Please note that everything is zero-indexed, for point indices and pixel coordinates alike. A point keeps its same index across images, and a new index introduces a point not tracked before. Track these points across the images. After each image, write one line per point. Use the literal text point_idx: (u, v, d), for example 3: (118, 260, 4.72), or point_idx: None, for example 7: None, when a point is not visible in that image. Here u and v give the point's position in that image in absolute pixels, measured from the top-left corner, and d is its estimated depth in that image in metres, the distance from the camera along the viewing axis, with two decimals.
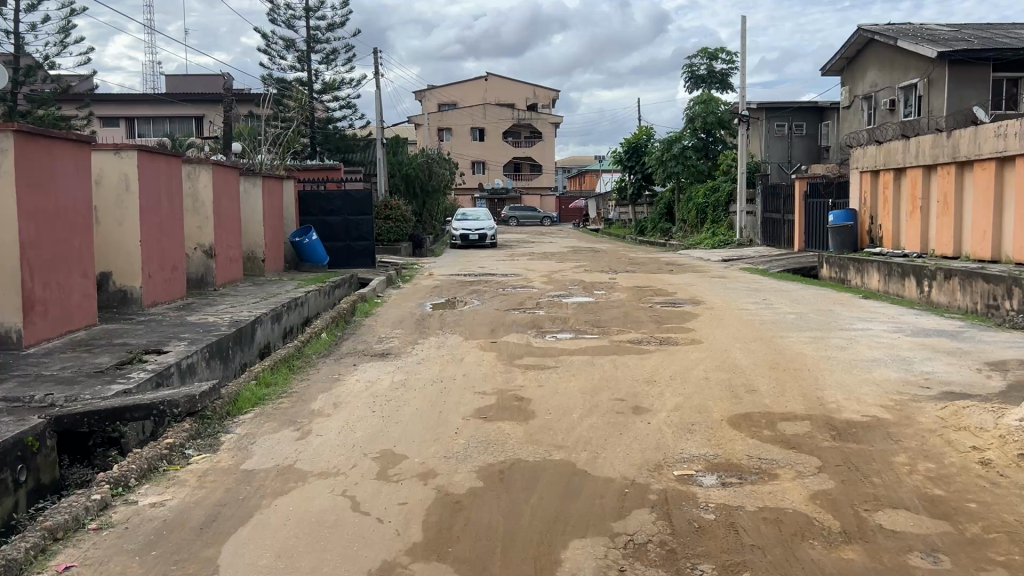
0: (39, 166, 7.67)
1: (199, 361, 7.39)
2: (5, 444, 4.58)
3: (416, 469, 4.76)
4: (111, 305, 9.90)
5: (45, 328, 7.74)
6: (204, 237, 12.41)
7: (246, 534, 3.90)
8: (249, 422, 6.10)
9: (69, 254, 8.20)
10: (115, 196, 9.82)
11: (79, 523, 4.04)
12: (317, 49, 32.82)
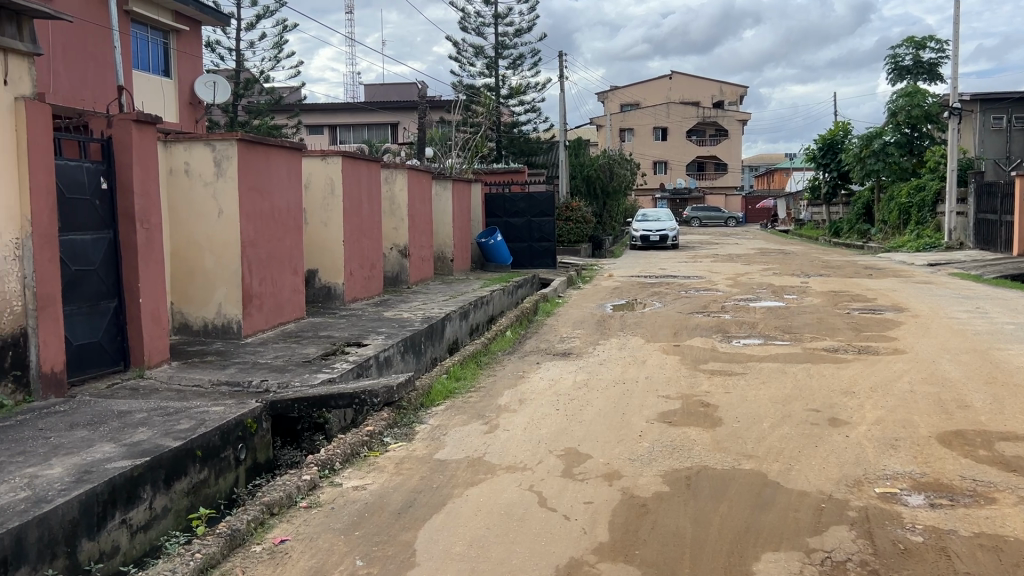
0: (258, 171, 8.36)
1: (395, 354, 7.80)
2: (228, 424, 5.13)
3: (602, 469, 4.78)
4: (317, 300, 10.67)
5: (261, 320, 8.45)
6: (399, 237, 13.09)
7: (441, 521, 4.08)
8: (441, 414, 6.36)
9: (282, 253, 8.92)
10: (322, 199, 10.55)
11: (292, 500, 4.39)
12: (504, 55, 33.66)
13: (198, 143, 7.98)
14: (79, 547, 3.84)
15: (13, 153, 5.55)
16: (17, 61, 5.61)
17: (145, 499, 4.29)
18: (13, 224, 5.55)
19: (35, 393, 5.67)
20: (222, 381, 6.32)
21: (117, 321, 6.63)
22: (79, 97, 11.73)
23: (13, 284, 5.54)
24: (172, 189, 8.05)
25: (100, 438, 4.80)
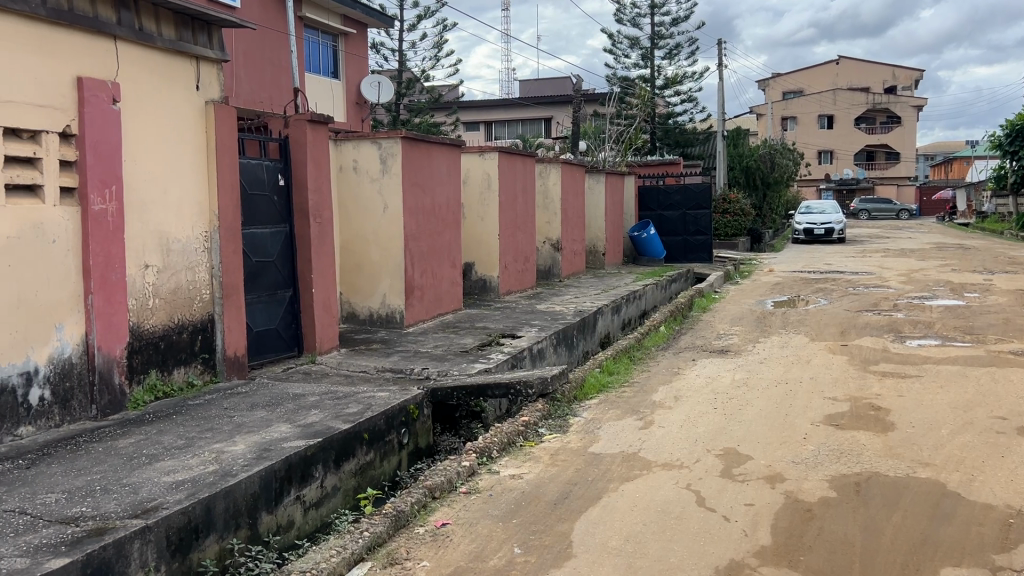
0: (421, 167, 8.65)
1: (548, 346, 7.88)
2: (392, 410, 5.36)
3: (763, 470, 4.63)
4: (473, 292, 10.94)
5: (421, 310, 8.76)
6: (553, 231, 13.19)
7: (597, 514, 4.09)
8: (596, 408, 6.36)
9: (442, 246, 9.20)
10: (479, 193, 10.79)
11: (452, 485, 4.53)
12: (660, 45, 33.13)
13: (365, 141, 8.36)
14: (259, 520, 4.14)
15: (204, 153, 6.03)
16: (208, 67, 6.08)
17: (317, 478, 4.57)
18: (203, 218, 6.03)
19: (220, 373, 6.16)
20: (385, 368, 6.61)
21: (292, 309, 7.08)
22: (258, 99, 12.53)
23: (203, 274, 6.02)
24: (341, 186, 8.49)
25: (278, 419, 5.13)
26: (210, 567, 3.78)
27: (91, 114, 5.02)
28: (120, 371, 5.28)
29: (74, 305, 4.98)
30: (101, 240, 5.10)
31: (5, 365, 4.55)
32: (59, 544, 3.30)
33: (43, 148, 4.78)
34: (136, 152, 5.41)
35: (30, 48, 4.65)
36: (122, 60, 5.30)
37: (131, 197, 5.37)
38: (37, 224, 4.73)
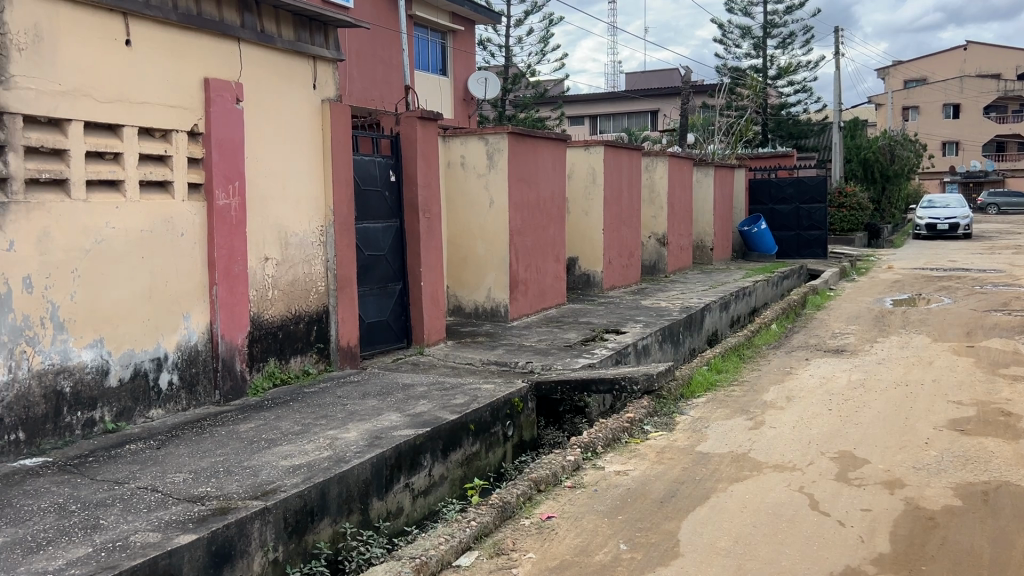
0: (526, 162, 8.70)
1: (654, 342, 7.79)
2: (498, 402, 5.42)
3: (881, 475, 4.44)
4: (576, 287, 10.93)
5: (526, 304, 8.81)
6: (659, 226, 13.03)
7: (705, 514, 4.01)
8: (703, 406, 6.25)
9: (547, 240, 9.23)
10: (584, 188, 10.75)
11: (557, 478, 4.54)
12: (773, 34, 32.13)
13: (472, 137, 8.48)
14: (370, 505, 4.27)
15: (319, 150, 6.24)
16: (324, 67, 6.28)
17: (426, 467, 4.68)
18: (319, 213, 6.25)
19: (334, 363, 6.38)
20: (491, 361, 6.69)
21: (401, 302, 7.26)
22: (369, 98, 12.84)
23: (318, 267, 6.24)
24: (449, 181, 8.62)
25: (388, 408, 5.27)
26: (324, 550, 3.92)
27: (217, 113, 5.27)
28: (242, 359, 5.53)
29: (200, 295, 5.25)
30: (225, 234, 5.35)
31: (139, 351, 4.85)
32: (187, 521, 3.49)
33: (173, 147, 5.06)
34: (257, 149, 5.65)
35: (163, 52, 4.92)
36: (245, 61, 5.54)
37: (252, 193, 5.62)
38: (168, 218, 5.02)
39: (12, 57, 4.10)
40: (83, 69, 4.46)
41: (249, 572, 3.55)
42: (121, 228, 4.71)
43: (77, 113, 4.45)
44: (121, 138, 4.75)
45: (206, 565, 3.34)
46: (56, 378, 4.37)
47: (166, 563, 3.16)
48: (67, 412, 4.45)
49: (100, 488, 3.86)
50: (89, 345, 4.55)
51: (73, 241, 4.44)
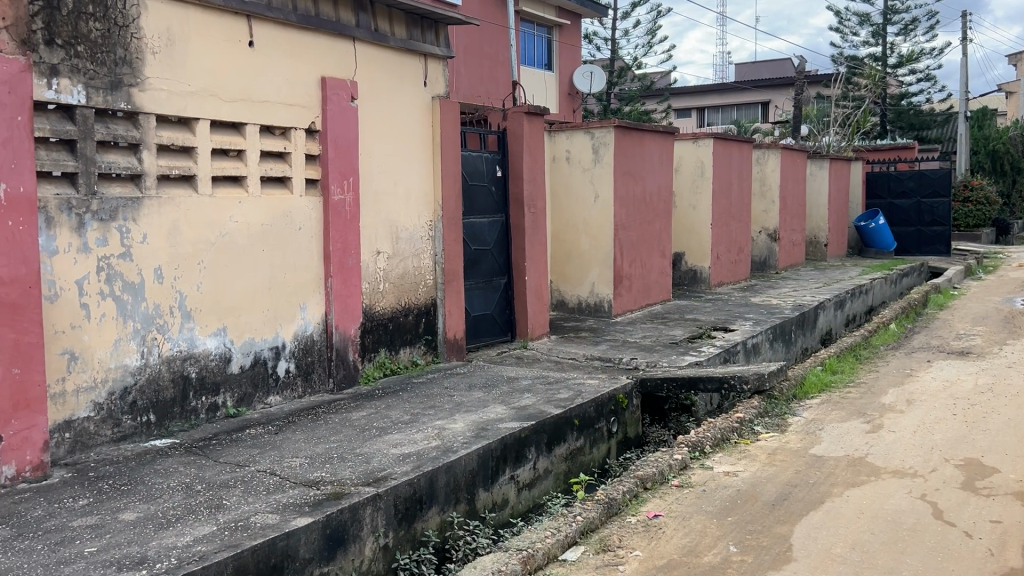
0: (633, 156, 8.61)
1: (764, 341, 7.59)
2: (603, 398, 5.40)
3: (1012, 486, 4.19)
4: (683, 283, 10.77)
5: (631, 300, 8.73)
6: (769, 221, 12.68)
7: (819, 519, 3.89)
8: (817, 407, 6.05)
9: (653, 235, 9.12)
10: (692, 182, 10.56)
11: (664, 477, 4.49)
12: (894, 21, 30.67)
13: (578, 131, 8.46)
14: (476, 496, 4.34)
15: (429, 145, 6.35)
16: (434, 64, 6.39)
17: (530, 460, 4.71)
18: (428, 208, 6.36)
19: (441, 355, 6.50)
20: (596, 356, 6.67)
21: (507, 295, 7.31)
22: (476, 94, 12.98)
23: (427, 261, 6.36)
24: (554, 176, 8.63)
25: (494, 400, 5.32)
26: (431, 538, 4.01)
27: (332, 111, 5.44)
28: (354, 349, 5.70)
29: (316, 287, 5.43)
30: (340, 228, 5.52)
31: (259, 339, 5.06)
32: (303, 504, 3.63)
33: (292, 144, 5.25)
34: (370, 146, 5.79)
35: (283, 52, 5.12)
36: (360, 59, 5.69)
37: (365, 188, 5.77)
38: (286, 213, 5.21)
39: (147, 60, 4.34)
40: (211, 70, 4.68)
41: (361, 556, 3.66)
42: (243, 222, 4.92)
43: (204, 112, 4.67)
44: (244, 136, 4.97)
45: (321, 547, 3.46)
46: (183, 363, 4.62)
47: (285, 543, 3.29)
48: (193, 397, 4.69)
49: (223, 470, 4.05)
50: (213, 333, 4.78)
51: (200, 234, 4.66)
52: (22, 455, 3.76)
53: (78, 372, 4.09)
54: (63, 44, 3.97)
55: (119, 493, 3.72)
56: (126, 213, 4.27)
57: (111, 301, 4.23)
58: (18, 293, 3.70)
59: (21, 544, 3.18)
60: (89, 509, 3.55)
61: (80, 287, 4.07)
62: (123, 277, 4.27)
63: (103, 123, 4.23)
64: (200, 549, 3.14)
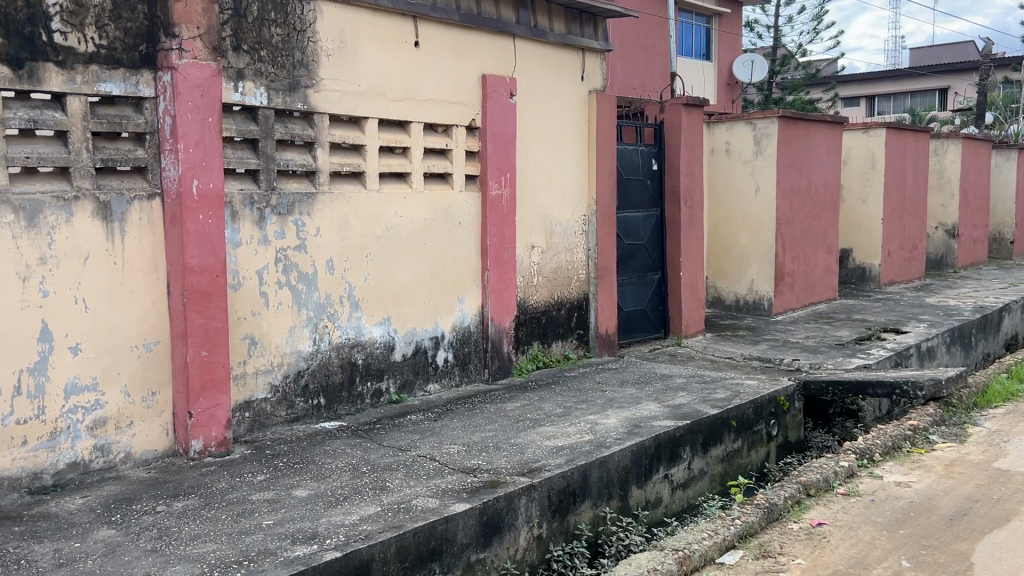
0: (798, 148, 8.26)
1: (940, 344, 7.09)
2: (762, 399, 5.24)
3: None
4: (850, 280, 10.27)
5: (792, 298, 8.39)
6: (948, 216, 11.85)
7: (1004, 538, 3.60)
8: (1002, 418, 5.60)
9: (817, 231, 8.72)
10: (861, 174, 10.01)
11: (829, 484, 4.29)
12: None
13: (739, 122, 8.22)
14: (630, 493, 4.32)
15: (586, 140, 6.36)
16: (593, 58, 6.38)
17: (685, 459, 4.64)
18: (583, 202, 6.37)
19: (593, 349, 6.50)
20: (754, 356, 6.47)
21: (661, 291, 7.21)
22: (633, 87, 12.81)
23: (581, 255, 6.37)
24: (713, 169, 8.42)
25: (647, 397, 5.27)
26: (584, 532, 4.02)
27: (492, 107, 5.54)
28: (509, 341, 5.79)
29: (473, 280, 5.56)
30: (497, 222, 5.62)
31: (420, 330, 5.24)
32: (461, 491, 3.73)
33: (453, 141, 5.40)
34: (527, 141, 5.86)
35: (447, 51, 5.27)
36: (520, 55, 5.77)
37: (522, 182, 5.85)
38: (447, 207, 5.36)
39: (321, 63, 4.57)
40: (379, 70, 4.89)
41: (516, 545, 3.73)
42: (407, 217, 5.11)
43: (373, 111, 4.88)
44: (409, 134, 5.14)
45: (478, 534, 3.55)
46: (351, 350, 4.85)
47: (444, 528, 3.40)
48: (360, 382, 4.92)
49: (387, 453, 4.23)
50: (378, 323, 4.99)
51: (367, 228, 4.88)
52: (208, 431, 4.08)
53: (257, 356, 4.39)
54: (248, 49, 4.24)
55: (293, 470, 3.97)
56: (302, 207, 4.54)
57: (288, 291, 4.50)
58: (207, 280, 4.01)
59: (208, 513, 3.45)
60: (266, 484, 3.80)
61: (259, 276, 4.36)
62: (298, 268, 4.54)
63: (282, 123, 4.50)
64: (366, 529, 3.29)
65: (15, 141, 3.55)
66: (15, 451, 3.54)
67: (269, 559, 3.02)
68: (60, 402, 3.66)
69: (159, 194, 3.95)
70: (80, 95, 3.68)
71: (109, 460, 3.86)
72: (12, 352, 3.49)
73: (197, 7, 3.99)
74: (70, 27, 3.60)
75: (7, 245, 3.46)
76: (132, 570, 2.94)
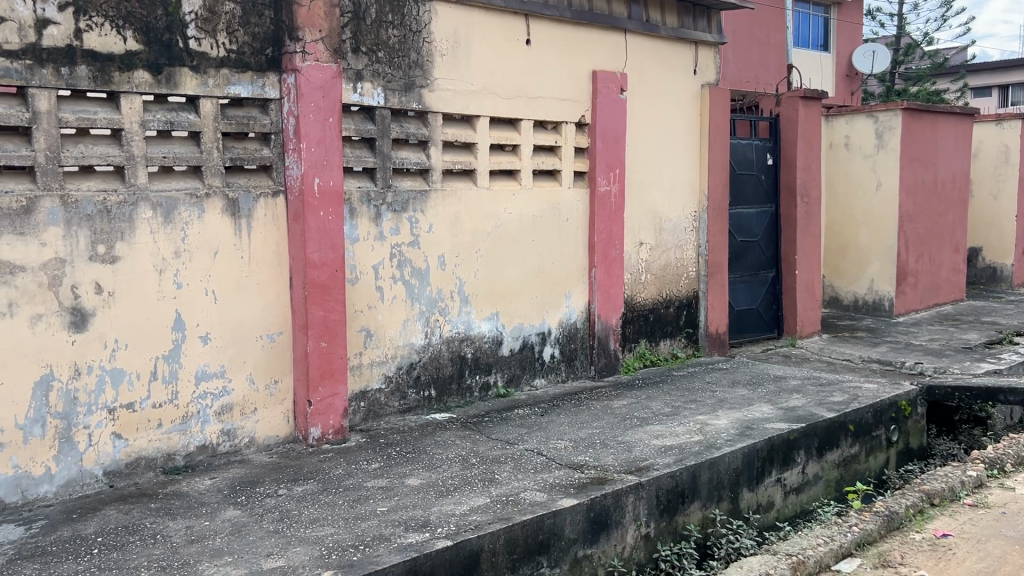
0: (924, 141, 7.88)
1: None
2: (882, 404, 5.05)
3: None
4: (979, 281, 9.75)
5: (915, 298, 8.02)
6: None
7: None
8: None
9: (944, 228, 8.30)
10: (993, 168, 9.46)
11: (954, 494, 4.10)
12: None
13: (860, 115, 7.91)
14: (740, 495, 4.24)
15: (697, 135, 6.26)
16: (706, 51, 6.27)
17: (799, 463, 4.52)
18: (693, 198, 6.28)
19: (702, 348, 6.41)
20: (873, 358, 6.22)
21: (775, 289, 7.02)
22: None
23: (690, 253, 6.28)
24: (831, 163, 8.13)
25: (759, 398, 5.15)
26: (693, 532, 3.98)
27: (603, 104, 5.52)
28: (616, 339, 5.77)
29: (580, 276, 5.57)
30: (606, 218, 5.60)
31: (528, 325, 5.29)
32: (569, 486, 3.75)
33: (563, 137, 5.41)
34: (638, 137, 5.82)
35: (558, 48, 5.29)
36: (631, 51, 5.73)
37: (632, 178, 5.81)
38: (556, 204, 5.39)
39: (436, 63, 4.67)
40: (492, 69, 4.95)
41: (623, 542, 3.72)
42: (516, 213, 5.16)
43: (485, 109, 4.95)
44: (519, 131, 5.19)
45: (586, 529, 3.56)
46: (460, 344, 4.94)
47: (552, 522, 3.43)
48: (469, 375, 5.01)
49: (495, 446, 4.29)
50: (487, 317, 5.07)
51: (478, 225, 4.96)
52: (326, 419, 4.24)
53: (373, 348, 4.53)
54: (367, 51, 4.38)
55: (406, 459, 4.08)
56: (416, 204, 4.65)
57: (401, 285, 4.62)
58: (327, 274, 4.17)
59: (326, 498, 3.59)
60: (380, 471, 3.93)
61: (375, 271, 4.50)
62: (411, 263, 4.66)
63: (398, 122, 4.63)
64: (476, 519, 3.35)
65: (152, 142, 3.79)
66: (151, 433, 3.77)
67: (384, 544, 3.12)
68: (191, 388, 3.88)
69: (282, 191, 4.13)
70: (212, 97, 3.88)
71: (235, 444, 4.07)
72: (149, 340, 3.72)
73: (320, 11, 4.14)
74: (204, 34, 3.80)
75: (146, 239, 3.69)
76: (257, 549, 3.09)
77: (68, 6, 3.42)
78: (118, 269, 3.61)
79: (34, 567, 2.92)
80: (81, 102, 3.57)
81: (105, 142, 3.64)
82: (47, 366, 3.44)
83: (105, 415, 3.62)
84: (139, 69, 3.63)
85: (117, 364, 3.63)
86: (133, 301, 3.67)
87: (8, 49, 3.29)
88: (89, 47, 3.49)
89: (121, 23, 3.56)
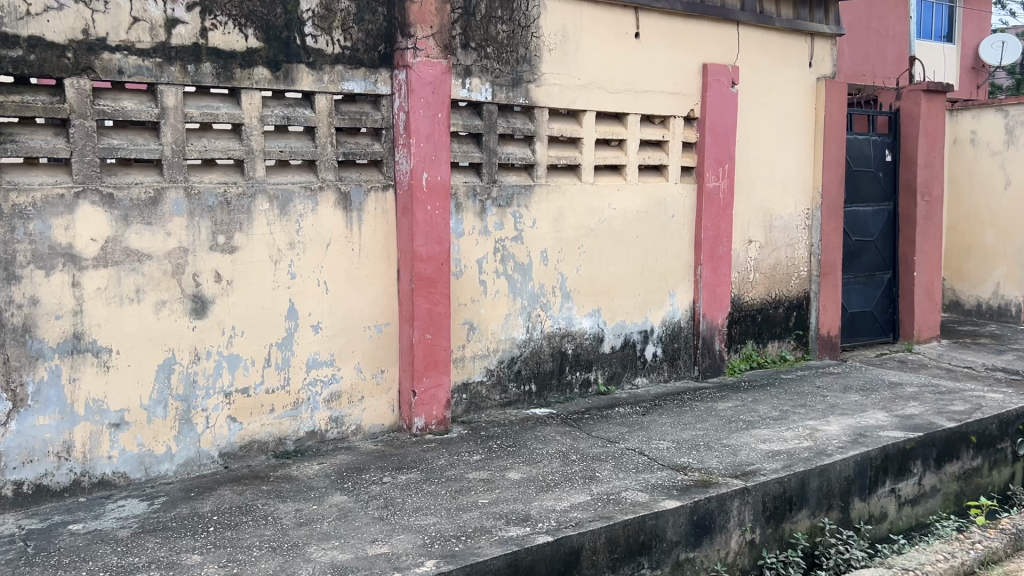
0: None
1: None
2: (1008, 415, 4.77)
3: None
4: None
5: None
6: None
7: None
8: None
9: None
10: None
11: None
12: None
13: (988, 109, 7.47)
14: (852, 504, 4.08)
15: (811, 130, 6.05)
16: (822, 43, 6.04)
17: (915, 474, 4.32)
18: (805, 195, 6.07)
19: (812, 351, 6.20)
20: (997, 367, 5.89)
21: (891, 292, 6.74)
22: None
23: (802, 252, 6.07)
24: (955, 160, 7.71)
25: (873, 405, 4.94)
26: (801, 541, 3.84)
27: (714, 97, 5.39)
28: (721, 338, 5.63)
29: (685, 274, 5.46)
30: (714, 215, 5.47)
31: (630, 323, 5.22)
32: (672, 487, 3.68)
33: (670, 132, 5.31)
34: (748, 131, 5.66)
35: (667, 42, 5.20)
36: (744, 44, 5.58)
37: (740, 175, 5.65)
38: (662, 200, 5.30)
39: (544, 57, 4.66)
40: (599, 63, 4.91)
41: (726, 548, 3.63)
42: (620, 209, 5.10)
43: (591, 104, 4.91)
44: (626, 126, 5.13)
45: (688, 532, 3.49)
46: (562, 340, 4.93)
47: (654, 523, 3.38)
48: (570, 371, 4.99)
49: (596, 443, 4.26)
50: (589, 314, 5.03)
51: (582, 220, 4.94)
52: (429, 410, 4.30)
53: (476, 340, 4.56)
54: (475, 46, 4.40)
55: (507, 452, 4.10)
56: (520, 199, 4.66)
57: (504, 280, 4.65)
58: (433, 267, 4.22)
59: (429, 488, 3.64)
60: (481, 463, 3.96)
61: (480, 265, 4.53)
62: (515, 258, 4.67)
63: (505, 118, 4.64)
64: (576, 516, 3.33)
65: (270, 137, 3.92)
66: (264, 418, 3.91)
67: (484, 536, 3.14)
68: (302, 374, 4.00)
69: (392, 186, 4.21)
70: (327, 93, 3.99)
71: (342, 431, 4.17)
72: (265, 328, 3.86)
73: (432, 8, 4.18)
74: (321, 31, 3.90)
75: (262, 230, 3.82)
76: (362, 534, 3.16)
77: (196, 6, 3.56)
78: (237, 258, 3.75)
79: (154, 541, 3.07)
80: (205, 97, 3.72)
81: (226, 137, 3.79)
82: (170, 351, 3.61)
83: (222, 398, 3.77)
84: (259, 66, 3.76)
85: (234, 350, 3.78)
86: (250, 289, 3.81)
87: (140, 47, 3.45)
88: (213, 45, 3.63)
89: (243, 21, 3.69)
